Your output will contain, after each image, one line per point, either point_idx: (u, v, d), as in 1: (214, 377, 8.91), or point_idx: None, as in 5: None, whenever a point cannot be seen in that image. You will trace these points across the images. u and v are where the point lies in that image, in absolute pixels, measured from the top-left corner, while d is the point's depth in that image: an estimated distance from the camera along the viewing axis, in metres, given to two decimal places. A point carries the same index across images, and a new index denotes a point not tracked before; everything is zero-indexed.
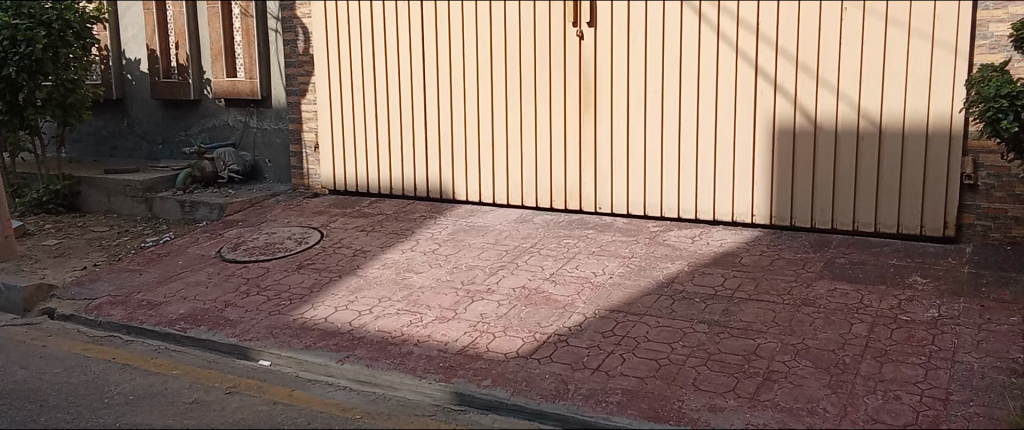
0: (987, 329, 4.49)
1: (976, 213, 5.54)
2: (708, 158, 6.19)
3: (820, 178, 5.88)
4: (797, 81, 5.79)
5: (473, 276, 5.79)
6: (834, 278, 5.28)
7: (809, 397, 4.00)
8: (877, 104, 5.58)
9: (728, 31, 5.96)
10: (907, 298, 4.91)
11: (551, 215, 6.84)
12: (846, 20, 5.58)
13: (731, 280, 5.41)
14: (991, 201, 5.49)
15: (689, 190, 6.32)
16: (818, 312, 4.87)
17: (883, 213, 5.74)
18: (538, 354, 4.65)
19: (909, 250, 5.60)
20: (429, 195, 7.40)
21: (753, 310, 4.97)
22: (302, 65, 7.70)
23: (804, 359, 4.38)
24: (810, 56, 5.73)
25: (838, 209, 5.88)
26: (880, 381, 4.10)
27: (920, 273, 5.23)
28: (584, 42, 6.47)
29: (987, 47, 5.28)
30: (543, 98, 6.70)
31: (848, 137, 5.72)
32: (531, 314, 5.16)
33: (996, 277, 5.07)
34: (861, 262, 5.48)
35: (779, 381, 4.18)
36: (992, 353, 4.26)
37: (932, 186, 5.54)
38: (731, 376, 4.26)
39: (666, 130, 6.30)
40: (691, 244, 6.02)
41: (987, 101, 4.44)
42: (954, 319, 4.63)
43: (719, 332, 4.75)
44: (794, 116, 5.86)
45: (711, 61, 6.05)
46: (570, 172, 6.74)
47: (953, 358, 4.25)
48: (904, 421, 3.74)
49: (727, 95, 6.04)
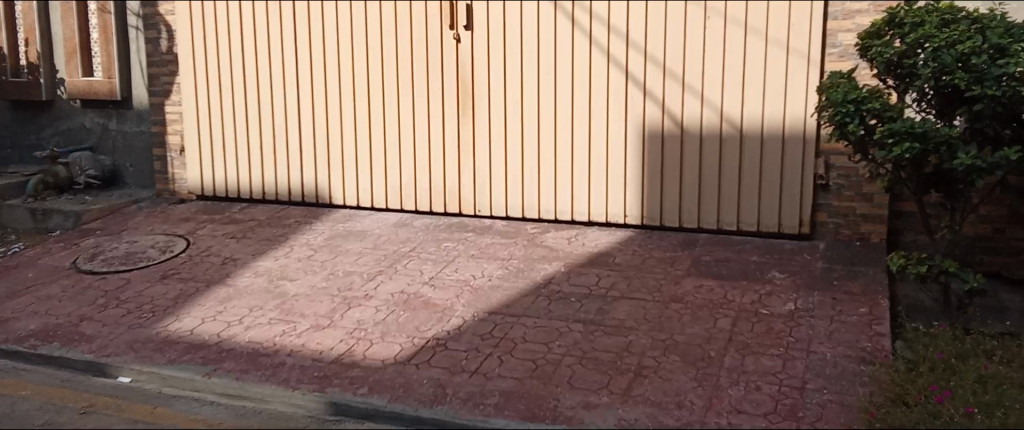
0: (839, 320, 4.77)
1: (829, 211, 5.86)
2: (583, 162, 6.32)
3: (687, 179, 6.11)
4: (664, 86, 6.00)
5: (350, 282, 5.66)
6: (701, 275, 5.50)
7: (677, 391, 4.14)
8: (738, 109, 5.86)
9: (600, 37, 6.11)
10: (767, 293, 5.17)
11: (430, 219, 6.79)
12: (708, 29, 5.83)
13: (605, 279, 5.54)
14: (842, 200, 5.81)
15: (565, 192, 6.43)
16: (685, 308, 5.06)
17: (745, 213, 6.03)
18: (415, 359, 4.59)
19: (769, 247, 5.90)
20: (304, 200, 7.20)
21: (625, 309, 5.10)
22: (166, 65, 7.35)
23: (673, 354, 4.53)
24: (676, 62, 5.94)
25: (704, 210, 6.13)
26: (742, 373, 4.29)
27: (778, 268, 5.51)
28: (461, 46, 6.47)
29: (836, 55, 5.59)
30: (420, 101, 6.65)
31: (712, 141, 5.97)
32: (409, 319, 5.09)
33: (848, 270, 5.40)
34: (726, 259, 5.72)
35: (649, 376, 4.30)
36: (843, 343, 4.53)
37: (789, 187, 5.86)
38: (604, 373, 4.35)
39: (542, 134, 6.39)
40: (568, 245, 6.12)
41: (835, 106, 4.66)
42: (809, 311, 4.91)
43: (594, 331, 4.85)
44: (662, 120, 6.06)
45: (584, 67, 6.18)
46: (448, 175, 6.72)
47: (808, 349, 4.49)
48: (764, 410, 3.92)
49: (600, 100, 6.19)
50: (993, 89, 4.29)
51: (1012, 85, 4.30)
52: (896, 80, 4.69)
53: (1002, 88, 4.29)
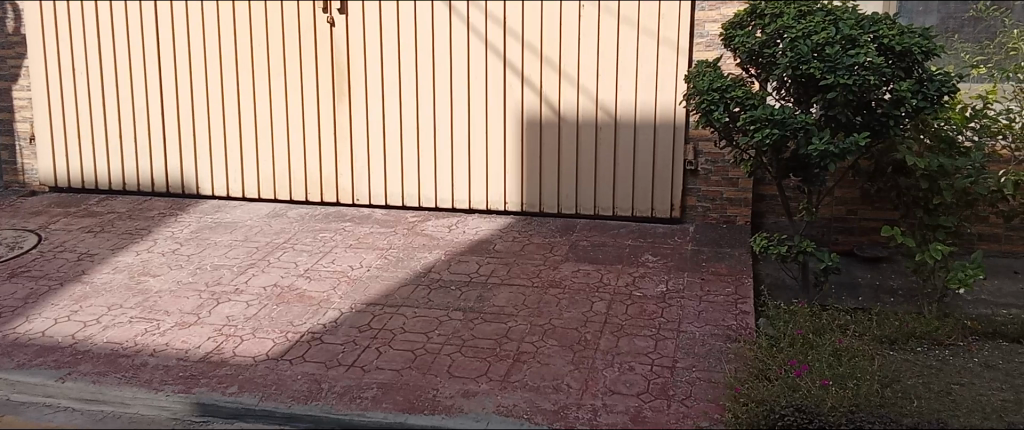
0: (707, 300, 4.95)
1: (697, 196, 6.07)
2: (462, 149, 6.29)
3: (564, 166, 6.19)
4: (541, 73, 6.05)
5: (219, 277, 5.42)
6: (578, 260, 5.58)
7: (554, 375, 4.18)
8: (613, 97, 5.98)
9: (477, 24, 6.07)
10: (640, 275, 5.32)
11: (306, 209, 6.61)
12: (583, 17, 5.90)
13: (485, 267, 5.52)
14: (710, 184, 6.02)
15: (445, 180, 6.39)
16: (563, 293, 5.12)
17: (620, 199, 6.16)
18: (289, 355, 4.44)
19: (643, 231, 6.04)
20: (171, 191, 6.85)
21: (505, 295, 5.11)
22: (11, 47, 6.83)
23: (550, 338, 4.58)
24: (552, 50, 5.99)
25: (582, 196, 6.22)
26: (617, 355, 4.37)
27: (651, 251, 5.66)
28: (335, 30, 6.28)
29: (703, 45, 5.77)
30: (293, 88, 6.43)
31: (588, 128, 6.06)
32: (283, 313, 4.93)
33: (715, 252, 5.60)
34: (602, 244, 5.83)
35: (528, 361, 4.33)
36: (711, 322, 4.69)
37: (661, 173, 6.03)
38: (483, 360, 4.34)
39: (421, 121, 6.31)
40: (448, 233, 6.08)
41: (702, 94, 4.83)
42: (679, 292, 5.07)
43: (473, 319, 4.82)
44: (540, 108, 6.11)
45: (462, 53, 6.13)
46: (325, 163, 6.54)
47: (678, 328, 4.64)
48: (637, 390, 4.02)
49: (478, 87, 6.16)
50: (845, 77, 4.42)
51: (863, 73, 4.40)
52: (758, 68, 4.88)
53: (853, 76, 4.41)
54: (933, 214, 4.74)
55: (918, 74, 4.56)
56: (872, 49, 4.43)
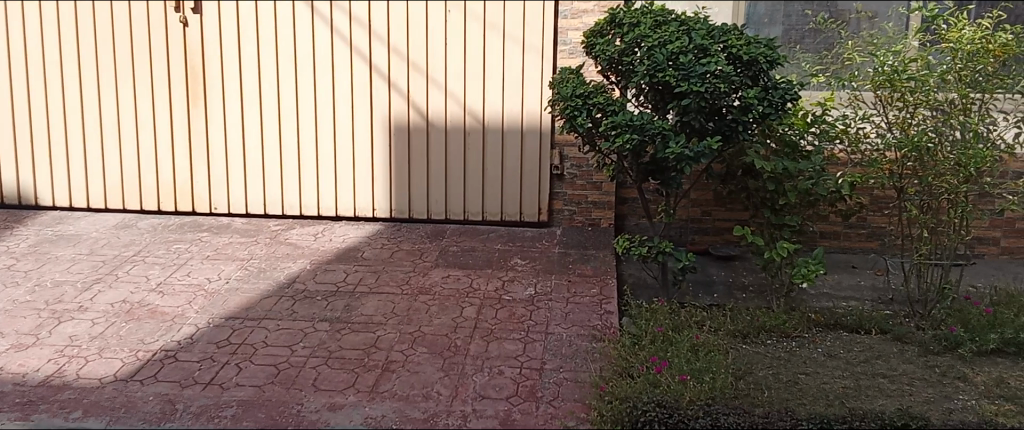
0: (574, 302, 5.01)
1: (564, 200, 6.15)
2: (328, 155, 6.18)
3: (434, 170, 6.17)
4: (408, 78, 6.01)
5: (60, 294, 5.04)
6: (448, 265, 5.54)
7: (424, 383, 4.10)
8: (480, 102, 6.01)
9: (342, 27, 5.98)
10: (509, 279, 5.33)
11: (160, 219, 6.32)
12: (449, 23, 5.91)
13: (352, 275, 5.39)
14: (576, 188, 6.11)
15: (310, 186, 6.26)
16: (433, 299, 5.03)
17: (489, 203, 6.20)
18: (140, 375, 4.17)
19: (511, 235, 6.09)
20: (9, 202, 6.48)
21: (373, 304, 4.98)
22: None
23: (420, 346, 4.47)
24: (419, 55, 5.97)
25: (451, 200, 6.22)
26: (486, 359, 4.34)
27: (520, 255, 5.71)
28: (188, 31, 6.06)
29: (567, 52, 5.86)
30: (142, 91, 6.18)
31: (456, 133, 6.07)
32: (133, 331, 4.63)
33: (581, 254, 5.71)
34: (471, 249, 5.83)
35: (397, 370, 4.22)
36: (578, 323, 4.76)
37: (528, 178, 6.11)
38: (351, 371, 4.20)
39: (283, 126, 6.16)
40: (313, 242, 5.92)
41: (565, 100, 4.93)
42: (548, 295, 5.11)
43: (340, 329, 4.66)
44: (407, 113, 6.07)
45: (326, 57, 6.02)
46: (178, 170, 6.31)
47: (546, 331, 4.66)
48: (507, 394, 4.01)
49: (342, 91, 6.07)
50: (698, 84, 4.60)
51: (714, 81, 4.61)
52: (618, 75, 5.01)
53: (705, 84, 4.60)
54: (779, 214, 5.04)
55: (764, 82, 4.80)
56: (721, 58, 4.65)
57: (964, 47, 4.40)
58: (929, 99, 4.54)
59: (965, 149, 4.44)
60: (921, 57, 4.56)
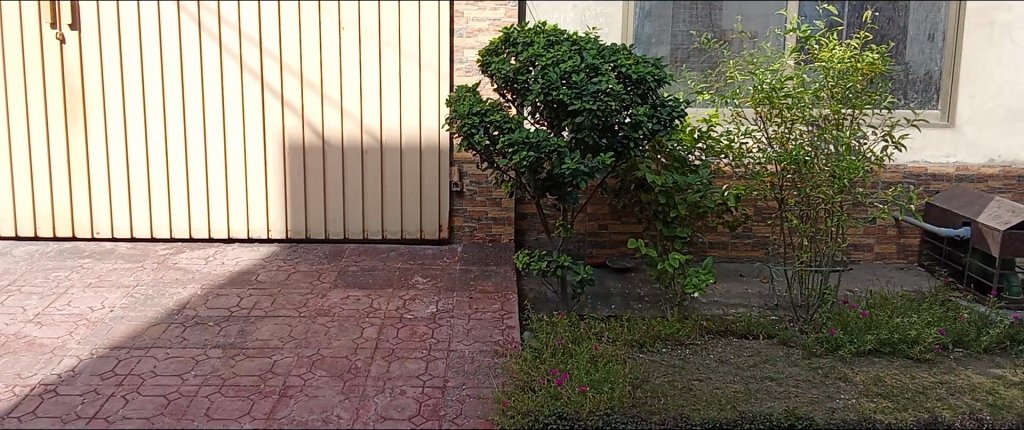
0: (476, 318, 4.96)
1: (464, 216, 6.17)
2: (219, 175, 6.02)
3: (330, 189, 6.08)
4: (302, 95, 5.93)
5: None
6: (347, 286, 5.45)
7: (323, 407, 3.97)
8: (377, 120, 5.98)
9: (231, 43, 5.84)
10: (410, 298, 5.27)
11: (36, 246, 5.98)
12: (344, 40, 5.87)
13: (246, 299, 5.23)
14: (476, 204, 6.14)
15: (200, 207, 6.08)
16: (332, 321, 4.93)
17: (388, 221, 6.16)
18: (16, 411, 3.91)
19: (411, 253, 6.06)
20: None
21: (269, 328, 4.84)
22: None
23: (319, 369, 4.36)
24: (313, 72, 5.89)
25: (350, 219, 6.15)
26: (387, 380, 4.23)
27: (420, 273, 5.67)
28: (66, 47, 5.79)
29: (463, 71, 5.91)
30: (16, 110, 5.88)
31: (353, 150, 6.02)
32: (8, 365, 4.35)
33: (482, 270, 5.71)
34: (371, 268, 5.76)
35: (295, 395, 4.08)
36: (480, 339, 4.69)
37: (428, 195, 6.11)
38: (246, 399, 4.05)
39: (171, 145, 5.97)
40: (204, 265, 5.73)
41: (462, 118, 4.95)
42: (449, 312, 5.05)
43: (234, 355, 4.51)
44: (302, 131, 5.98)
45: (215, 74, 5.87)
46: (56, 194, 6.00)
47: (449, 348, 4.58)
48: (409, 414, 3.90)
49: (233, 109, 5.93)
50: (591, 102, 4.70)
51: (606, 99, 4.70)
52: (513, 93, 5.07)
53: (597, 102, 4.70)
54: (670, 226, 5.20)
55: (653, 100, 4.95)
56: (611, 77, 4.76)
57: (836, 66, 4.70)
58: (805, 115, 4.81)
59: (838, 162, 4.72)
60: (796, 76, 4.82)
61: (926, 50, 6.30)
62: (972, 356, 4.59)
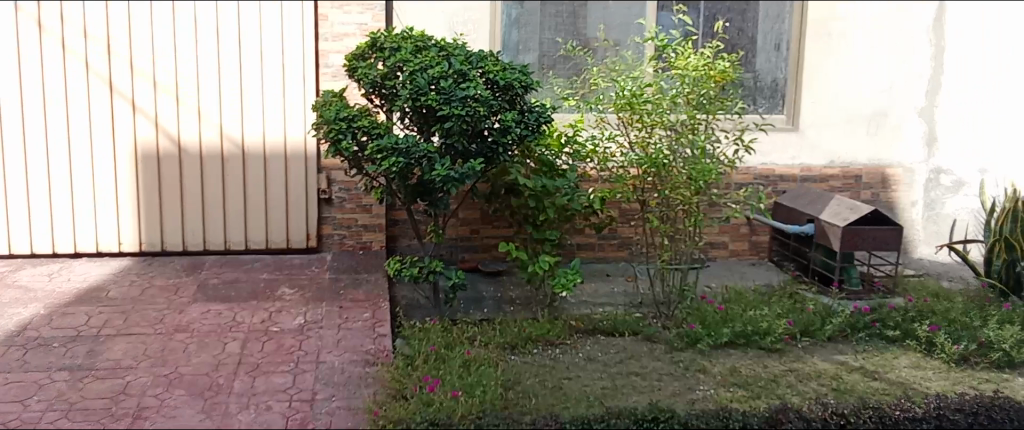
0: (345, 328, 4.86)
1: (333, 224, 6.05)
2: (64, 186, 5.68)
3: (188, 199, 5.83)
4: (155, 101, 5.66)
5: None
6: (208, 300, 5.22)
7: (182, 427, 3.77)
8: (237, 127, 5.78)
9: (77, 46, 5.54)
10: (277, 310, 5.10)
11: None
12: (200, 43, 5.65)
13: (96, 317, 4.91)
14: (345, 212, 6.03)
15: (43, 221, 5.71)
16: (191, 337, 4.71)
17: (252, 231, 5.95)
18: None
19: (278, 263, 5.88)
20: None
21: (122, 347, 4.57)
22: None
23: (177, 388, 4.15)
24: (167, 76, 5.65)
25: (210, 230, 5.91)
26: (252, 396, 4.09)
27: (287, 284, 5.51)
28: None
29: (329, 75, 5.79)
30: None
31: (212, 158, 5.79)
32: None
33: (352, 279, 5.61)
34: (234, 280, 5.54)
35: (151, 417, 3.86)
36: (350, 349, 4.59)
37: (294, 203, 5.94)
38: (96, 423, 3.80)
39: (10, 155, 5.61)
40: (48, 283, 5.34)
41: (329, 123, 4.84)
42: (318, 323, 4.93)
43: (83, 377, 4.23)
44: (156, 138, 5.71)
45: (59, 79, 5.55)
46: None
47: (317, 360, 4.47)
48: None
49: (80, 115, 5.61)
50: (459, 108, 4.65)
51: (474, 105, 4.66)
52: (382, 99, 5.01)
53: (466, 108, 4.65)
54: (540, 229, 5.27)
55: (521, 106, 4.96)
56: (479, 83, 4.73)
57: (691, 74, 4.91)
58: (663, 120, 4.99)
59: (695, 164, 4.94)
60: (654, 83, 5.01)
61: (772, 59, 6.74)
62: (817, 344, 4.91)
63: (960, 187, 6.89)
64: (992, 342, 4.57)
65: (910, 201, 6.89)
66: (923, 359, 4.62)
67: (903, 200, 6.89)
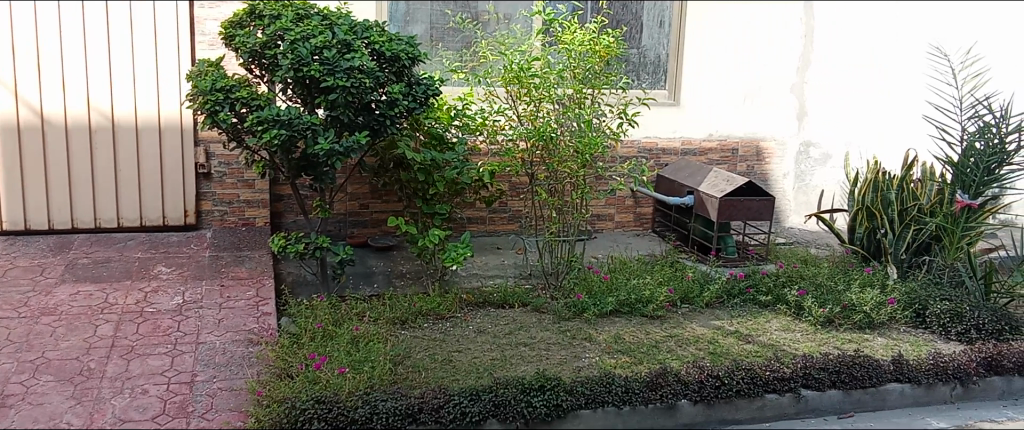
0: (227, 307, 4.71)
1: (213, 200, 5.84)
2: None
3: (53, 174, 5.48)
4: (14, 69, 5.27)
5: None
6: (77, 281, 4.94)
7: (51, 415, 3.57)
8: (107, 98, 5.46)
9: None
10: (153, 290, 4.89)
11: None
12: (64, 8, 5.30)
13: None
14: (225, 187, 5.82)
15: None
16: (59, 320, 4.45)
17: (125, 208, 5.67)
18: None
19: (153, 241, 5.62)
20: None
21: None
22: None
23: (44, 374, 3.92)
24: (27, 43, 5.26)
25: (78, 207, 5.58)
26: (127, 380, 3.91)
27: (164, 263, 5.28)
28: None
29: (206, 44, 5.57)
30: None
31: (79, 131, 5.45)
32: None
33: (235, 256, 5.43)
34: (105, 260, 5.26)
35: (15, 405, 3.63)
36: (232, 329, 4.46)
37: (170, 179, 5.69)
38: None
39: None
40: None
41: (205, 94, 4.63)
42: (198, 302, 4.76)
43: None
44: (16, 110, 5.32)
45: None
46: None
47: (197, 341, 4.32)
48: (152, 414, 3.62)
49: None
50: (344, 79, 4.53)
51: (359, 76, 4.56)
52: (262, 69, 4.82)
53: (351, 79, 4.54)
54: (429, 203, 5.23)
55: (408, 79, 4.90)
56: (365, 54, 4.63)
57: (577, 49, 4.97)
58: (551, 94, 5.03)
59: (581, 137, 5.02)
60: (541, 57, 5.04)
61: (655, 36, 6.90)
62: (696, 310, 5.13)
63: (827, 160, 7.36)
64: (855, 305, 4.88)
65: (782, 173, 7.27)
66: (792, 322, 4.91)
67: (776, 172, 7.25)
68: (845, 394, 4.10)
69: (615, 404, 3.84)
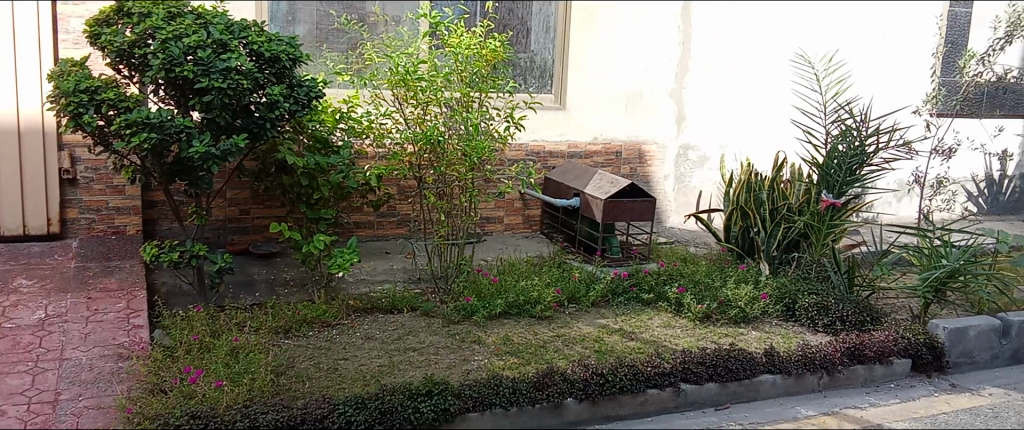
0: (95, 320, 4.45)
1: (79, 207, 5.54)
2: None
3: None
4: None
5: None
6: None
7: None
8: None
9: None
10: (11, 304, 4.55)
11: None
12: None
13: None
14: (92, 193, 5.54)
15: None
16: None
17: None
18: None
19: (12, 252, 5.24)
20: None
21: None
22: None
23: None
24: None
25: None
26: None
27: (25, 275, 4.93)
28: None
29: (70, 43, 5.29)
30: None
31: None
32: None
33: (104, 267, 5.13)
34: None
35: None
36: (100, 343, 4.21)
37: (31, 186, 5.33)
38: None
39: None
40: None
41: (68, 95, 4.37)
42: (62, 316, 4.47)
43: None
44: None
45: None
46: None
47: (61, 357, 4.06)
48: None
49: None
50: (219, 80, 4.36)
51: (236, 77, 4.40)
52: (131, 69, 4.58)
53: (227, 80, 4.37)
54: (314, 208, 5.09)
55: (289, 80, 4.75)
56: (242, 54, 4.48)
57: (464, 52, 4.96)
58: (438, 97, 4.99)
59: (469, 140, 5.00)
60: (428, 60, 4.97)
61: (542, 40, 7.07)
62: (583, 309, 5.23)
63: (706, 162, 7.64)
64: (730, 301, 5.11)
65: (662, 175, 7.51)
66: (673, 318, 5.08)
67: (657, 174, 7.49)
68: (721, 387, 4.27)
69: (502, 406, 3.86)
